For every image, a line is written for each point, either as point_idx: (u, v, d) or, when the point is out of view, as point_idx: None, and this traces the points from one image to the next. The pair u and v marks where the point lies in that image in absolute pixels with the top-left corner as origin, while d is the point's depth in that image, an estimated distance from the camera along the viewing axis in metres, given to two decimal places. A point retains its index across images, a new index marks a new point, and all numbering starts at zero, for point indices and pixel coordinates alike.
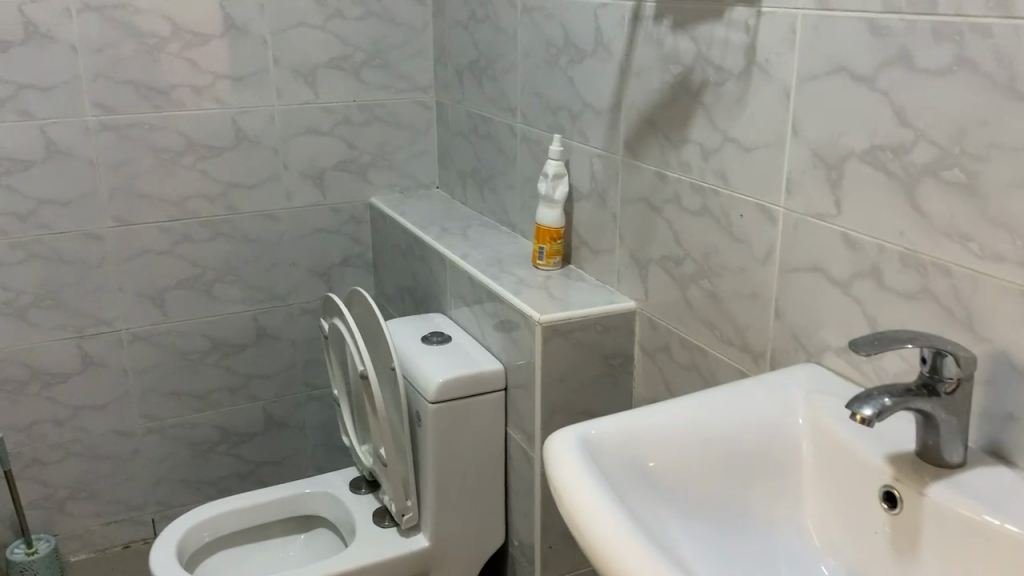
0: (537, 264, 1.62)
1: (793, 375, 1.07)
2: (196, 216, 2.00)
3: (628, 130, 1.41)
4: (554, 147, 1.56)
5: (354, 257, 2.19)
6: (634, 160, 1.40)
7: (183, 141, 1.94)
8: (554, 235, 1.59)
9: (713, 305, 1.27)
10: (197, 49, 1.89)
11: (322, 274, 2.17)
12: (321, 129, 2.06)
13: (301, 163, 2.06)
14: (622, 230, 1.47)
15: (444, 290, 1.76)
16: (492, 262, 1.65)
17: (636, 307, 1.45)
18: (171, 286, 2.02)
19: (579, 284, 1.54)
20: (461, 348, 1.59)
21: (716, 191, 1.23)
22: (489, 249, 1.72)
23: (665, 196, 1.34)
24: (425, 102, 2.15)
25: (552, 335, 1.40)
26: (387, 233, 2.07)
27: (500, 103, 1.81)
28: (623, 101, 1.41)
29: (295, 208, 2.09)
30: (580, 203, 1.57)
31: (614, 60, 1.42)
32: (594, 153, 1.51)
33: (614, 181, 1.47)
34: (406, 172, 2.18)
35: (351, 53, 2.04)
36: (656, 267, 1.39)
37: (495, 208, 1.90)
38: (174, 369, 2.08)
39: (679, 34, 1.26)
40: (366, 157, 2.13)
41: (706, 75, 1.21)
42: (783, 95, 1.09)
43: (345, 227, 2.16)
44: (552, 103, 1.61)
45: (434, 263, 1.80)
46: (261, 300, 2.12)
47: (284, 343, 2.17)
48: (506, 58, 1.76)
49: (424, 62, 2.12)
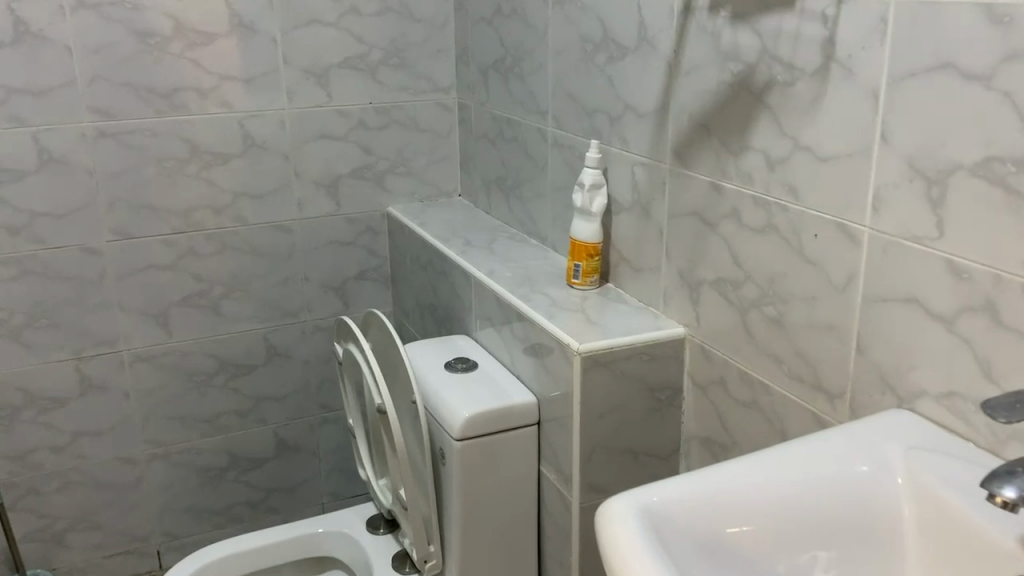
0: (572, 283, 1.47)
1: (882, 422, 0.92)
2: (201, 228, 1.86)
3: (676, 136, 1.25)
4: (591, 154, 1.41)
5: (371, 270, 2.05)
6: (684, 170, 1.25)
7: (187, 148, 1.80)
8: (592, 251, 1.44)
9: (779, 335, 1.11)
10: (202, 49, 1.75)
11: (336, 289, 2.02)
12: (334, 133, 1.92)
13: (313, 171, 1.92)
14: (669, 248, 1.31)
15: (468, 310, 1.61)
16: (522, 281, 1.50)
17: (685, 333, 1.30)
18: (175, 304, 1.88)
19: (620, 306, 1.39)
20: (488, 376, 1.44)
21: (784, 207, 1.07)
22: (518, 266, 1.57)
23: (721, 212, 1.19)
24: (446, 104, 2.00)
25: (593, 366, 1.25)
26: (406, 245, 1.92)
27: (528, 105, 1.66)
28: (671, 102, 1.26)
29: (307, 219, 1.94)
30: (620, 216, 1.42)
31: (660, 57, 1.26)
32: (636, 161, 1.36)
33: (659, 193, 1.31)
34: (426, 180, 2.03)
35: (366, 52, 1.89)
36: (710, 290, 1.24)
37: (524, 220, 1.75)
38: (180, 392, 1.94)
39: (739, 27, 1.10)
40: (383, 163, 1.98)
41: (772, 72, 1.06)
42: (869, 97, 0.93)
43: (362, 238, 2.01)
44: (588, 105, 1.46)
45: (458, 281, 1.65)
46: (272, 318, 1.97)
47: (297, 362, 2.03)
48: (535, 56, 1.61)
49: (445, 61, 1.97)
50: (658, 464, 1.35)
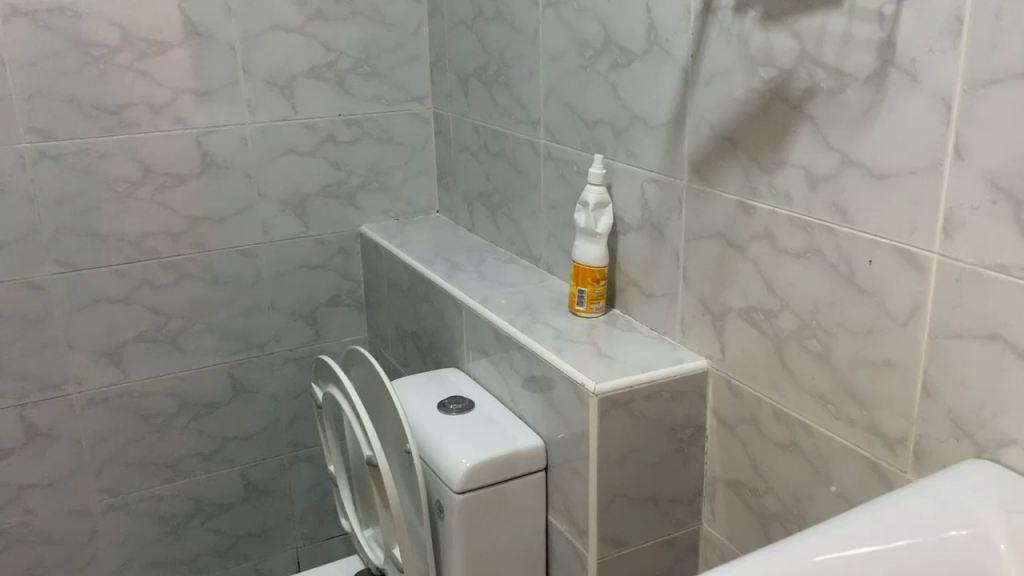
0: (575, 310, 1.34)
1: (956, 473, 0.81)
2: (157, 256, 1.69)
3: (695, 149, 1.13)
4: (595, 169, 1.28)
5: (344, 294, 1.90)
6: (705, 187, 1.13)
7: (140, 169, 1.63)
8: (598, 276, 1.31)
9: (824, 371, 1.00)
10: (153, 60, 1.59)
11: (308, 317, 1.87)
12: (302, 149, 1.76)
13: (279, 190, 1.77)
14: (687, 272, 1.19)
15: (458, 341, 1.48)
16: (521, 309, 1.37)
17: (709, 366, 1.18)
18: (130, 340, 1.72)
19: (633, 336, 1.26)
20: (487, 417, 1.31)
21: (831, 229, 0.95)
22: (513, 292, 1.44)
23: (751, 234, 1.07)
24: (422, 115, 1.86)
25: (611, 409, 1.12)
26: (383, 268, 1.78)
27: (517, 116, 1.53)
28: (688, 113, 1.13)
29: (274, 243, 1.79)
30: (628, 237, 1.29)
31: (674, 62, 1.14)
32: (646, 177, 1.24)
33: (675, 212, 1.19)
34: (401, 196, 1.89)
35: (334, 60, 1.74)
36: (737, 320, 1.12)
37: (515, 239, 1.62)
38: (138, 435, 1.77)
39: (772, 28, 0.98)
40: (355, 179, 1.83)
41: (814, 79, 0.94)
42: (939, 106, 0.82)
43: (333, 261, 1.86)
44: (588, 115, 1.33)
45: (445, 309, 1.51)
46: (237, 350, 1.81)
47: (265, 397, 1.87)
48: (524, 63, 1.48)
49: (419, 68, 1.83)
50: (680, 510, 1.23)
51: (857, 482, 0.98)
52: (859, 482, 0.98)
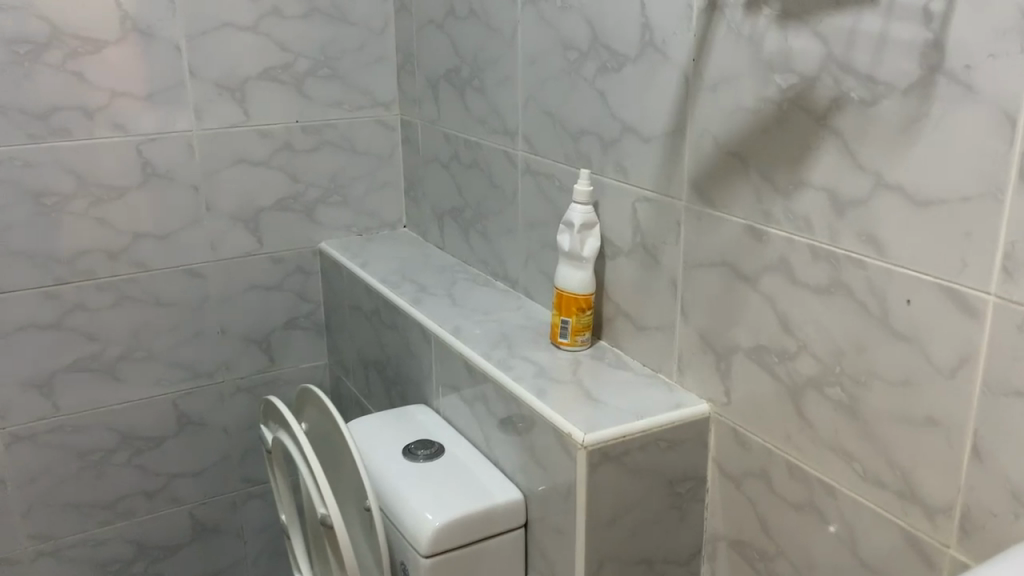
0: (557, 342, 1.19)
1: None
2: (93, 277, 1.53)
3: (697, 166, 1.00)
4: (581, 186, 1.14)
5: (302, 317, 1.74)
6: (708, 209, 0.99)
7: (72, 181, 1.47)
8: (584, 304, 1.16)
9: (849, 424, 0.86)
10: (87, 60, 1.43)
11: (262, 342, 1.71)
12: (255, 158, 1.61)
13: (230, 204, 1.61)
14: (685, 304, 1.05)
15: (426, 374, 1.33)
16: (496, 341, 1.22)
17: (710, 410, 1.04)
18: (61, 369, 1.55)
19: (624, 374, 1.12)
20: (460, 465, 1.16)
21: (860, 262, 0.82)
22: (488, 320, 1.29)
23: (763, 264, 0.93)
24: (387, 121, 1.71)
25: (601, 463, 0.98)
26: (345, 289, 1.62)
27: (492, 124, 1.39)
28: (689, 124, 1.00)
29: (224, 261, 1.63)
30: (618, 262, 1.15)
31: (673, 66, 1.01)
32: (639, 196, 1.10)
33: (672, 237, 1.05)
34: (365, 210, 1.74)
35: (291, 61, 1.59)
36: (745, 360, 0.98)
37: (489, 260, 1.47)
38: (71, 473, 1.60)
39: (790, 27, 0.85)
40: (314, 192, 1.68)
41: (841, 87, 0.81)
42: (1000, 121, 0.68)
43: (290, 280, 1.70)
44: (572, 125, 1.19)
45: (412, 338, 1.36)
46: (184, 380, 1.66)
47: (214, 431, 1.71)
48: (500, 66, 1.34)
49: (385, 71, 1.68)
50: (676, 571, 1.09)
51: (886, 552, 0.85)
52: (888, 553, 0.85)
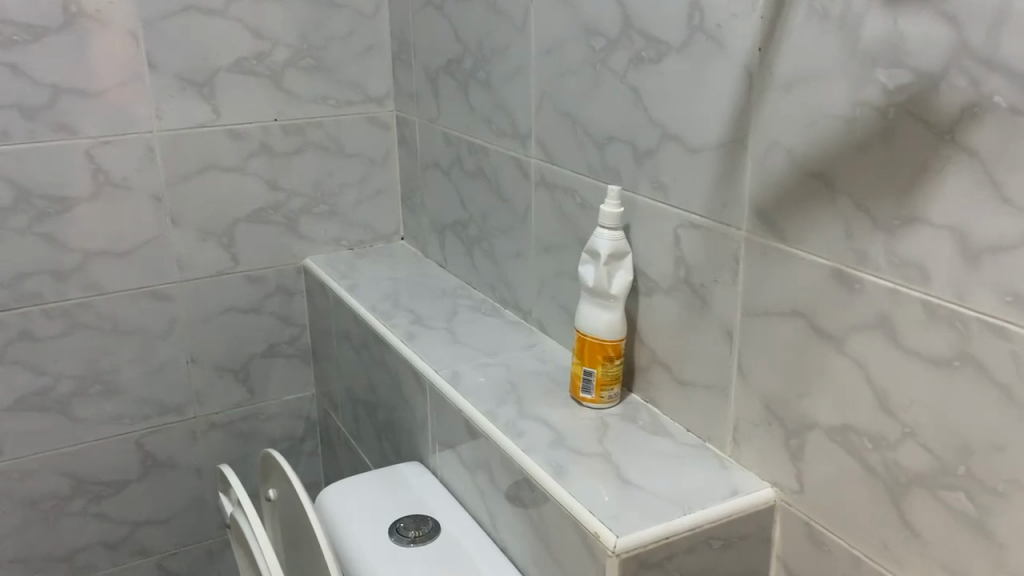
0: (578, 397, 0.97)
1: None
2: (38, 302, 1.31)
3: (762, 188, 0.77)
4: (609, 206, 0.91)
5: (284, 343, 1.52)
6: (777, 243, 0.77)
7: (10, 192, 1.25)
8: (611, 352, 0.94)
9: (977, 545, 0.64)
10: (24, 50, 1.21)
11: (239, 372, 1.49)
12: (227, 163, 1.39)
13: (199, 216, 1.39)
14: (743, 360, 0.83)
15: (421, 427, 1.11)
16: (504, 394, 1.00)
17: (776, 496, 0.82)
18: (4, 408, 1.34)
19: (663, 443, 0.90)
20: (459, 551, 0.94)
21: (1004, 333, 0.59)
22: (495, 365, 1.07)
23: (854, 321, 0.71)
24: (381, 120, 1.49)
25: (638, 572, 0.76)
26: (331, 315, 1.40)
27: (500, 126, 1.16)
28: (753, 133, 0.77)
29: (192, 282, 1.41)
30: (656, 300, 0.93)
31: (731, 59, 0.78)
32: (683, 221, 0.87)
33: (728, 275, 0.83)
34: (356, 221, 1.52)
35: (268, 50, 1.36)
36: (826, 440, 0.76)
37: (498, 286, 1.25)
38: (19, 526, 1.39)
39: (904, 7, 0.62)
40: (297, 201, 1.46)
41: (982, 91, 0.58)
42: None
43: (270, 302, 1.49)
44: (597, 129, 0.97)
45: (405, 382, 1.13)
46: (148, 417, 1.44)
47: (184, 473, 1.50)
48: (509, 57, 1.11)
49: (377, 61, 1.45)
50: None
51: None
52: None
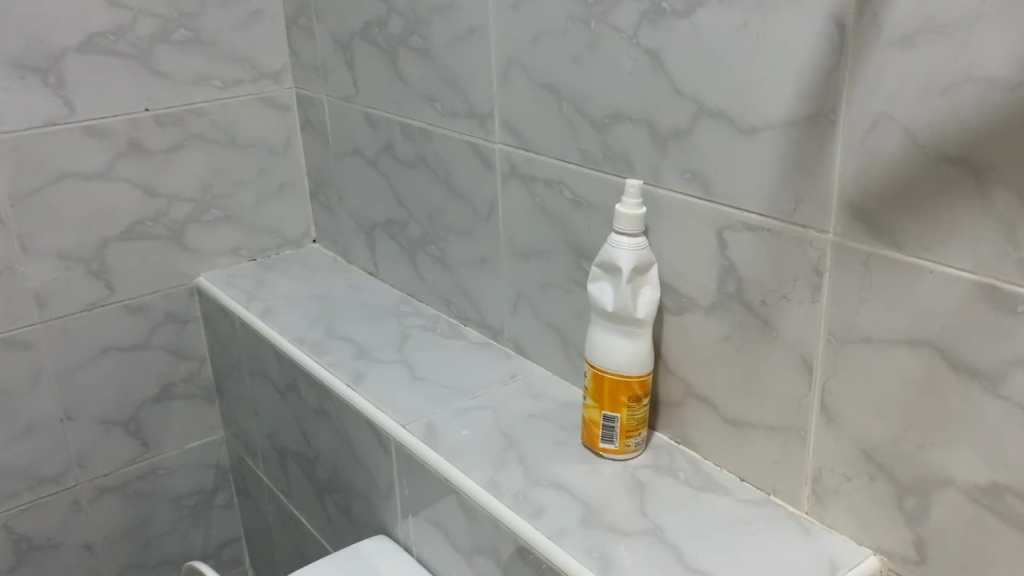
0: (597, 449, 0.77)
1: None
2: None
3: (865, 179, 0.58)
4: (631, 205, 0.70)
5: (181, 380, 1.24)
6: (888, 251, 0.58)
7: None
8: (639, 391, 0.74)
9: None
10: None
11: (128, 423, 1.21)
12: (89, 168, 1.09)
13: (59, 238, 1.09)
14: (830, 398, 0.65)
15: (384, 493, 0.88)
16: (500, 452, 0.78)
17: (882, 566, 0.64)
18: None
19: (720, 504, 0.71)
20: None
21: None
22: (477, 409, 0.85)
23: (1017, 354, 0.53)
24: (279, 101, 1.22)
25: None
26: (239, 347, 1.14)
27: (449, 104, 0.93)
28: (849, 105, 0.57)
29: (58, 321, 1.12)
30: (694, 321, 0.73)
31: (810, 8, 0.58)
32: (733, 221, 0.67)
33: (806, 290, 0.64)
34: (259, 225, 1.25)
35: (130, 22, 1.07)
36: (964, 502, 0.58)
37: (456, 298, 1.02)
38: None
39: None
40: (183, 208, 1.18)
41: None
42: None
43: (160, 334, 1.21)
44: (597, 106, 0.75)
45: (356, 438, 0.90)
46: (17, 493, 1.14)
47: (70, 553, 1.21)
48: (457, 17, 0.88)
49: (269, 30, 1.18)
50: None
51: None
52: None
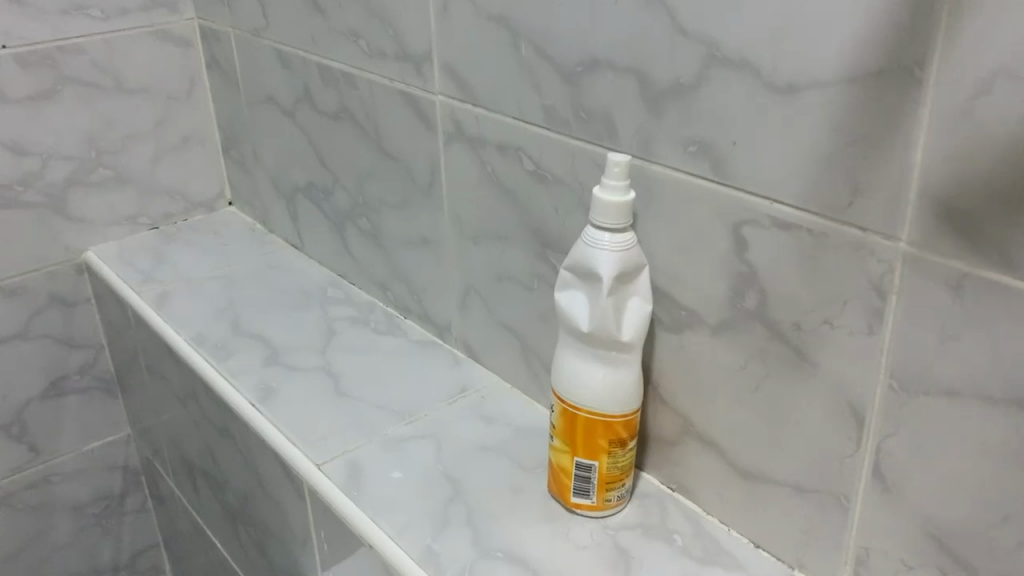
0: (568, 503, 0.59)
1: None
2: None
3: (967, 166, 0.39)
4: (615, 191, 0.51)
5: (74, 373, 1.04)
6: (995, 273, 0.39)
7: None
8: (624, 433, 0.56)
9: None
10: None
11: (9, 427, 1.01)
12: None
13: None
14: (888, 462, 0.47)
15: (300, 541, 0.70)
16: (442, 506, 0.60)
17: None
18: None
19: None
20: None
21: None
22: (415, 440, 0.66)
23: None
24: (177, 34, 0.99)
25: None
26: (134, 338, 0.94)
27: (376, 42, 0.72)
28: (946, 55, 0.38)
29: None
30: (698, 342, 0.55)
31: None
32: (758, 213, 0.48)
33: (862, 316, 0.45)
34: (160, 186, 1.04)
35: None
36: None
37: (393, 284, 0.83)
38: None
39: None
40: (61, 167, 0.96)
41: None
42: None
43: (43, 320, 1.00)
44: (567, 48, 0.55)
45: (265, 471, 0.71)
46: None
47: None
48: None
49: None
50: None
51: None
52: None
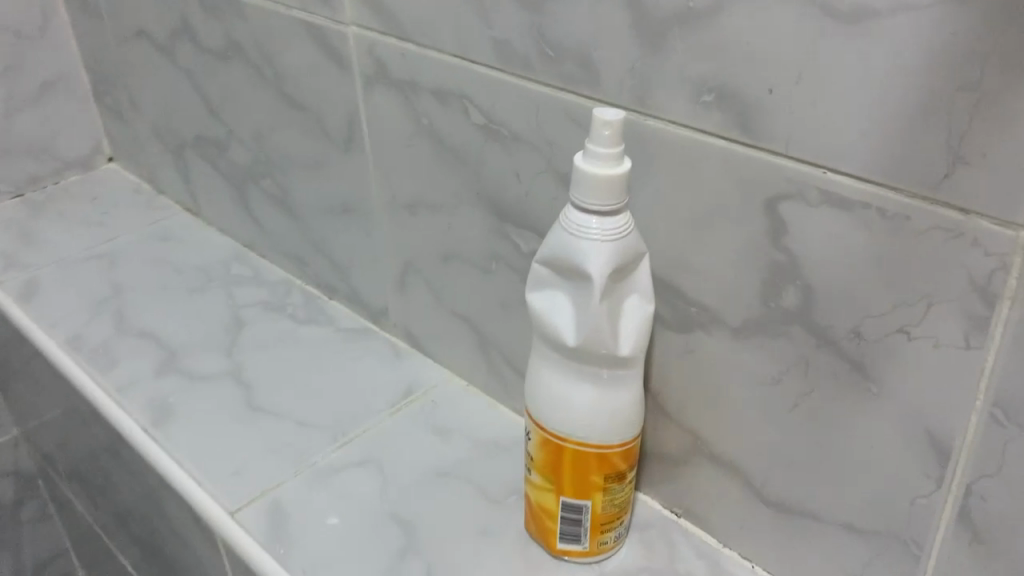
0: (553, 548, 0.47)
1: None
2: None
3: None
4: (608, 163, 0.38)
5: None
6: None
7: None
8: (623, 465, 0.44)
9: None
10: None
11: None
12: None
13: None
14: (980, 509, 0.36)
15: None
16: (394, 561, 0.47)
17: None
18: None
19: None
20: None
21: None
22: (353, 469, 0.53)
23: None
24: None
25: None
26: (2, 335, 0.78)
27: None
28: None
29: None
30: (713, 346, 0.43)
31: None
32: (806, 186, 0.36)
33: (955, 325, 0.33)
34: (21, 146, 0.86)
35: None
36: None
37: (312, 258, 0.69)
38: None
39: None
40: None
41: None
42: None
43: None
44: None
45: (169, 510, 0.57)
46: None
47: None
48: None
49: None
50: None
51: None
52: None
